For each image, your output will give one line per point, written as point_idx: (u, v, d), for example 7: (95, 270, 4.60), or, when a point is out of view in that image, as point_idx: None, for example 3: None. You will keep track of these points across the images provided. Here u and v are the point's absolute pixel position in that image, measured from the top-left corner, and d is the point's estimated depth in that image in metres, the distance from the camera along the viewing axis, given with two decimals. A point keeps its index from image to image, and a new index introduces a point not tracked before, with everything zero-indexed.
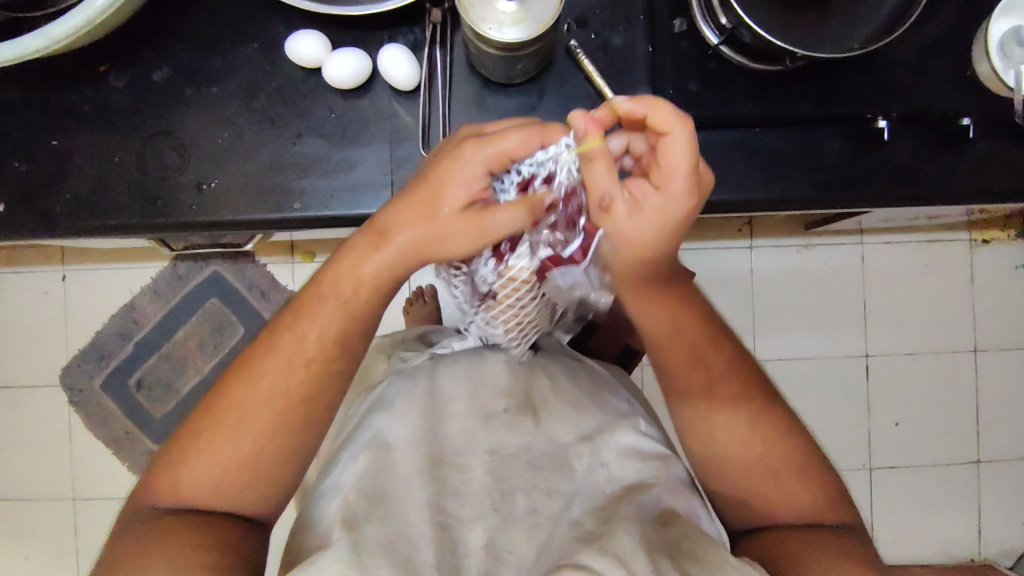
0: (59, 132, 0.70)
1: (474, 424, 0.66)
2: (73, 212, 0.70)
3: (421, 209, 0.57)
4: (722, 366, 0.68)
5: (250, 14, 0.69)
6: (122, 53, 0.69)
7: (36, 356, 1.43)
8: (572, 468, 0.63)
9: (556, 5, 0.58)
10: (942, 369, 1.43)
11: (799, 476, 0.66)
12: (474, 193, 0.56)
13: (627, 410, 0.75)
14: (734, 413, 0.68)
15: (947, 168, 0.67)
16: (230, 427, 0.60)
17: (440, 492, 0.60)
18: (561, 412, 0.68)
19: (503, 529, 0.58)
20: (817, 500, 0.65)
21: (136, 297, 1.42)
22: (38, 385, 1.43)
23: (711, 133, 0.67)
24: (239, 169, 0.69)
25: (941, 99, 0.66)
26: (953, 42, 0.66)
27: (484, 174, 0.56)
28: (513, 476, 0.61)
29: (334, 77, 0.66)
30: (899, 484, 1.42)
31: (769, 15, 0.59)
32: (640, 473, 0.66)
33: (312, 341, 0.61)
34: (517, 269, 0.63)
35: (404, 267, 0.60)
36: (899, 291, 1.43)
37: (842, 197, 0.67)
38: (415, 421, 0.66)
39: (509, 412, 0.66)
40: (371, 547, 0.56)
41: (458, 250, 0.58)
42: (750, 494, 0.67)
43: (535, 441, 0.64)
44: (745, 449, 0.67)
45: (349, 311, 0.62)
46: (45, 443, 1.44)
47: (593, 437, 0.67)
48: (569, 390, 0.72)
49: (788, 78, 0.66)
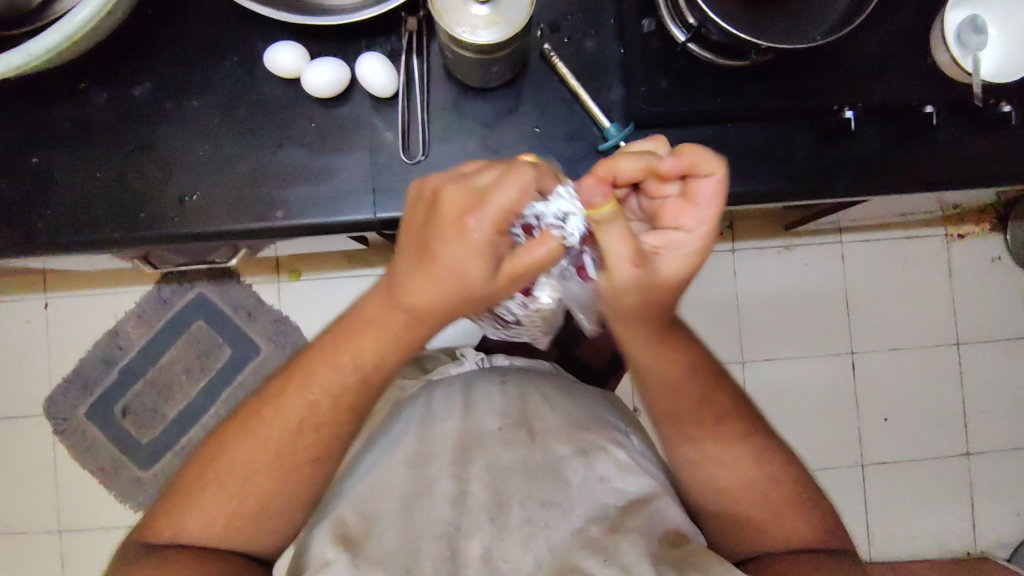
0: (40, 150, 0.70)
1: (472, 441, 0.67)
2: (53, 228, 0.69)
3: (442, 290, 0.51)
4: (715, 400, 0.68)
5: (229, 28, 0.70)
6: (102, 71, 0.70)
7: (20, 386, 1.41)
8: (567, 480, 0.64)
9: (527, 7, 0.60)
10: (927, 362, 1.45)
11: (786, 510, 0.65)
12: (493, 263, 0.50)
13: (622, 429, 0.76)
14: (722, 446, 0.67)
15: (913, 155, 0.69)
16: (248, 471, 0.62)
17: (443, 511, 0.62)
18: (555, 424, 0.69)
19: (500, 539, 0.60)
20: (810, 530, 0.65)
21: (120, 323, 1.41)
22: (22, 415, 1.41)
23: (683, 131, 0.69)
24: (221, 180, 0.70)
25: (904, 88, 0.68)
26: (912, 34, 0.68)
27: (494, 238, 0.49)
28: (508, 487, 0.63)
29: (315, 87, 0.67)
30: (892, 479, 1.43)
31: (732, 9, 0.61)
32: (645, 488, 0.66)
33: (326, 390, 0.59)
34: (544, 304, 0.63)
35: (425, 326, 0.56)
36: (880, 288, 1.45)
37: (814, 189, 0.69)
38: (417, 446, 0.68)
39: (503, 430, 0.67)
40: (370, 560, 0.59)
41: (494, 301, 0.55)
42: (741, 525, 0.66)
43: (530, 454, 0.65)
44: (735, 483, 0.66)
45: (360, 372, 0.59)
46: (30, 474, 1.41)
47: (588, 451, 0.67)
48: (561, 402, 0.74)
49: (753, 74, 0.67)
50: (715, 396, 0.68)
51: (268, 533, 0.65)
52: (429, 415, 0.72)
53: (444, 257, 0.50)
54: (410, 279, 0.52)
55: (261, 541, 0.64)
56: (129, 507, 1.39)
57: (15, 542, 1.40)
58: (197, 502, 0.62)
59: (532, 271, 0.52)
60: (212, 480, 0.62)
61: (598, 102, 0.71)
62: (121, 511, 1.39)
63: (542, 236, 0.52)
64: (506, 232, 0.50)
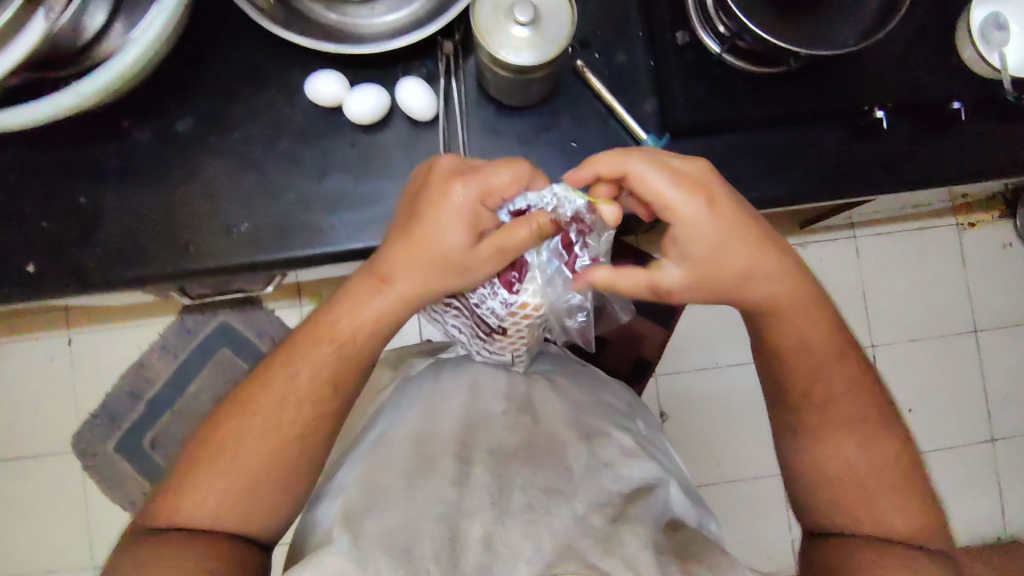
0: (87, 190, 0.71)
1: (475, 420, 0.70)
2: (104, 265, 0.71)
3: (426, 254, 0.60)
4: (841, 377, 0.66)
5: (267, 59, 0.71)
6: (145, 107, 0.71)
7: (45, 423, 1.41)
8: (573, 466, 0.64)
9: (567, 26, 0.61)
10: (946, 351, 1.46)
11: (899, 494, 0.65)
12: (474, 230, 0.59)
13: (627, 415, 0.81)
14: (846, 422, 0.66)
15: (939, 150, 0.72)
16: (246, 441, 0.64)
17: (442, 490, 0.60)
18: (557, 412, 0.73)
19: (500, 522, 0.56)
20: (908, 520, 0.64)
21: (144, 355, 1.41)
22: (48, 453, 1.41)
23: (717, 138, 0.71)
24: (268, 209, 0.71)
25: (937, 85, 0.68)
26: (941, 30, 0.68)
27: (473, 206, 0.58)
28: (511, 471, 0.62)
29: (355, 112, 0.69)
30: (920, 469, 1.44)
31: (766, 18, 0.63)
32: (648, 477, 0.67)
33: (323, 359, 0.64)
34: (529, 300, 0.67)
35: (413, 297, 0.63)
36: (895, 280, 1.47)
37: (844, 186, 0.72)
38: (419, 425, 0.70)
39: (507, 415, 0.71)
40: (371, 539, 0.55)
41: (477, 275, 0.62)
42: (846, 499, 0.65)
43: (534, 438, 0.67)
44: (852, 458, 0.66)
45: (352, 337, 0.64)
46: (59, 511, 1.41)
47: (593, 439, 0.69)
48: (565, 394, 0.78)
49: (788, 78, 0.68)
50: (842, 368, 0.66)
51: (260, 519, 0.64)
52: (436, 395, 0.76)
53: (431, 237, 0.59)
54: (396, 253, 0.60)
55: (251, 525, 0.64)
56: None
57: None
58: (200, 491, 0.62)
59: (513, 247, 0.60)
60: (214, 460, 0.63)
61: (633, 114, 0.72)
62: None
63: (522, 219, 0.59)
64: (490, 208, 0.60)
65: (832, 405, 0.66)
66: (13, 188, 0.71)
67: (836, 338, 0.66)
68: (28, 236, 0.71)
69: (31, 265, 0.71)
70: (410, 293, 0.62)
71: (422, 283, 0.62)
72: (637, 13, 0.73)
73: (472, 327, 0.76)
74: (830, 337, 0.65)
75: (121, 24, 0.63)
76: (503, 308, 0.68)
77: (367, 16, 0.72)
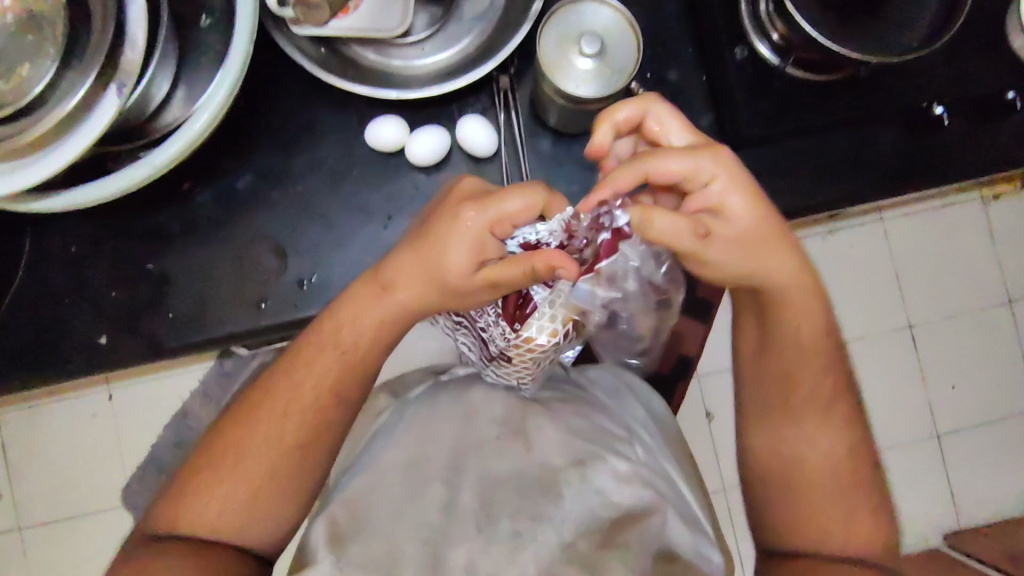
0: (154, 255, 0.71)
1: (471, 459, 0.65)
2: (178, 330, 0.70)
3: (425, 268, 0.55)
4: (813, 397, 0.63)
5: (322, 110, 0.71)
6: (203, 169, 0.70)
7: (85, 483, 1.36)
8: (560, 494, 0.62)
9: (634, 54, 0.62)
10: (989, 324, 1.42)
11: (844, 503, 0.62)
12: (479, 257, 0.54)
13: (624, 435, 0.70)
14: (817, 434, 0.63)
15: (996, 140, 0.72)
16: (251, 463, 0.59)
17: (431, 518, 0.60)
18: (552, 433, 0.67)
19: (487, 547, 0.58)
20: (871, 536, 0.62)
21: (186, 403, 1.34)
22: (91, 513, 1.35)
23: (779, 145, 0.70)
24: (337, 259, 0.71)
25: (991, 76, 0.69)
26: (990, 25, 0.69)
27: (487, 235, 0.53)
28: (499, 503, 0.61)
29: (418, 155, 0.69)
30: (972, 446, 1.41)
31: (828, 28, 0.63)
32: (645, 499, 0.61)
33: (322, 377, 0.60)
34: (536, 335, 0.63)
35: (414, 313, 0.59)
36: (930, 256, 1.41)
37: (905, 183, 0.72)
38: (412, 456, 0.66)
39: (499, 439, 0.67)
40: (356, 562, 0.55)
41: (475, 299, 0.57)
42: (796, 512, 0.63)
43: (525, 468, 0.64)
44: (822, 453, 0.63)
45: (356, 351, 0.60)
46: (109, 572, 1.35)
47: (586, 461, 0.64)
48: (566, 408, 0.72)
49: (849, 82, 0.68)
50: (824, 381, 0.63)
51: (248, 532, 0.59)
52: (433, 418, 0.70)
53: (432, 246, 0.54)
54: (399, 263, 0.56)
55: (233, 529, 0.59)
56: None
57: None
58: (204, 495, 0.59)
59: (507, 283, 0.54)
60: (213, 472, 0.59)
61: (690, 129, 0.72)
62: None
63: (524, 257, 0.53)
64: (500, 238, 0.54)
65: (799, 413, 0.63)
66: (79, 259, 0.71)
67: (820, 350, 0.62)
68: (97, 307, 0.71)
69: (104, 337, 0.70)
70: (410, 310, 0.58)
71: (423, 296, 0.57)
72: (686, 29, 0.72)
73: (484, 345, 0.72)
74: (819, 342, 0.62)
75: (182, 92, 0.64)
76: (507, 340, 0.65)
77: (415, 56, 0.73)
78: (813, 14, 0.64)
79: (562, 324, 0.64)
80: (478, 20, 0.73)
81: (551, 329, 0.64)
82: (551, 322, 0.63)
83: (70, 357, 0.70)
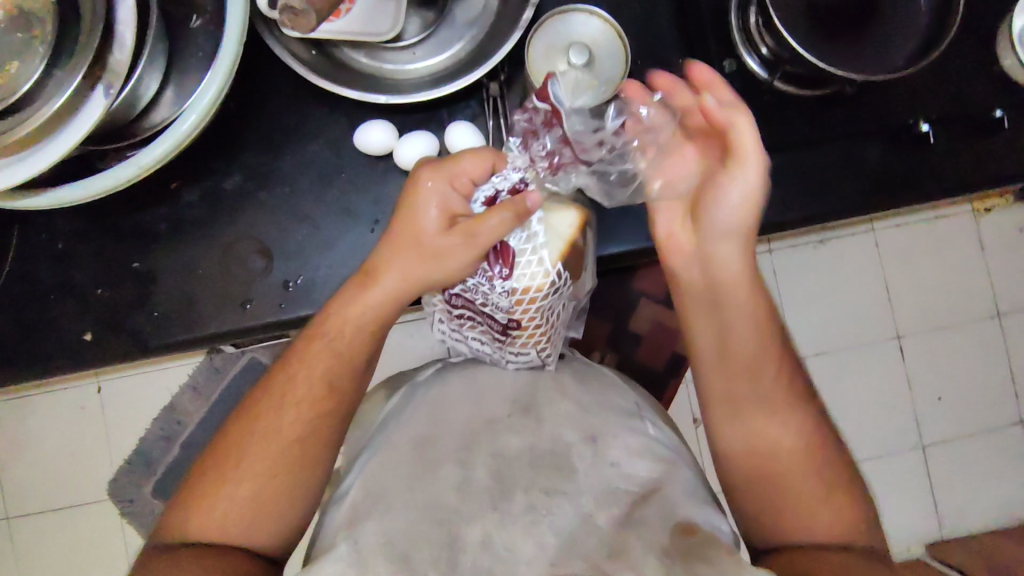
0: (140, 254, 0.71)
1: (481, 431, 0.62)
2: (162, 328, 0.70)
3: (409, 253, 0.59)
4: (775, 387, 0.61)
5: (312, 112, 0.71)
6: (192, 169, 0.71)
7: (71, 474, 1.35)
8: (574, 469, 0.58)
9: (622, 66, 0.64)
10: (976, 337, 1.42)
11: (812, 499, 0.58)
12: (444, 215, 0.58)
13: (636, 411, 0.69)
14: (783, 428, 0.60)
15: (982, 155, 0.71)
16: (251, 467, 0.58)
17: (445, 495, 0.56)
18: (564, 407, 0.65)
19: (503, 527, 0.54)
20: (842, 519, 0.57)
21: (175, 398, 1.33)
22: (77, 505, 1.35)
23: (765, 158, 0.70)
24: (323, 261, 0.71)
25: (973, 98, 0.71)
26: (975, 46, 0.71)
27: (445, 191, 0.57)
28: (515, 475, 0.57)
29: (406, 158, 0.69)
30: (953, 457, 1.41)
31: (815, 42, 0.64)
32: (655, 471, 0.59)
33: (325, 348, 0.61)
34: (531, 283, 0.58)
35: (400, 291, 0.60)
36: (920, 268, 1.41)
37: (893, 196, 0.71)
38: (426, 437, 0.63)
39: (511, 417, 0.63)
40: (370, 548, 0.52)
41: (458, 266, 0.58)
42: (767, 510, 0.59)
43: (539, 443, 0.60)
44: (788, 444, 0.60)
45: (343, 337, 0.61)
46: (99, 559, 1.35)
47: (597, 436, 0.61)
48: (578, 385, 0.70)
49: (834, 100, 0.70)
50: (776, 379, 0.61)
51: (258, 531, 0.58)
52: (440, 405, 0.67)
53: (408, 230, 0.59)
54: (384, 255, 0.60)
55: (242, 529, 0.57)
56: None
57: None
58: (210, 499, 0.57)
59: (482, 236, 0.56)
60: (216, 475, 0.58)
61: None
62: None
63: (496, 207, 0.55)
64: (460, 192, 0.58)
65: (753, 415, 0.61)
66: (66, 256, 0.71)
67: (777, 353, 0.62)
68: (82, 304, 0.71)
69: (87, 334, 0.70)
70: (395, 288, 0.60)
71: (404, 270, 0.59)
72: (677, 40, 0.72)
73: (489, 332, 0.66)
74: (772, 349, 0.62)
75: (171, 91, 0.64)
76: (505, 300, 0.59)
77: (406, 61, 0.73)
78: (801, 27, 0.64)
79: (552, 263, 0.58)
80: (470, 26, 0.73)
81: (544, 271, 0.57)
82: (540, 263, 0.57)
83: (54, 353, 0.70)
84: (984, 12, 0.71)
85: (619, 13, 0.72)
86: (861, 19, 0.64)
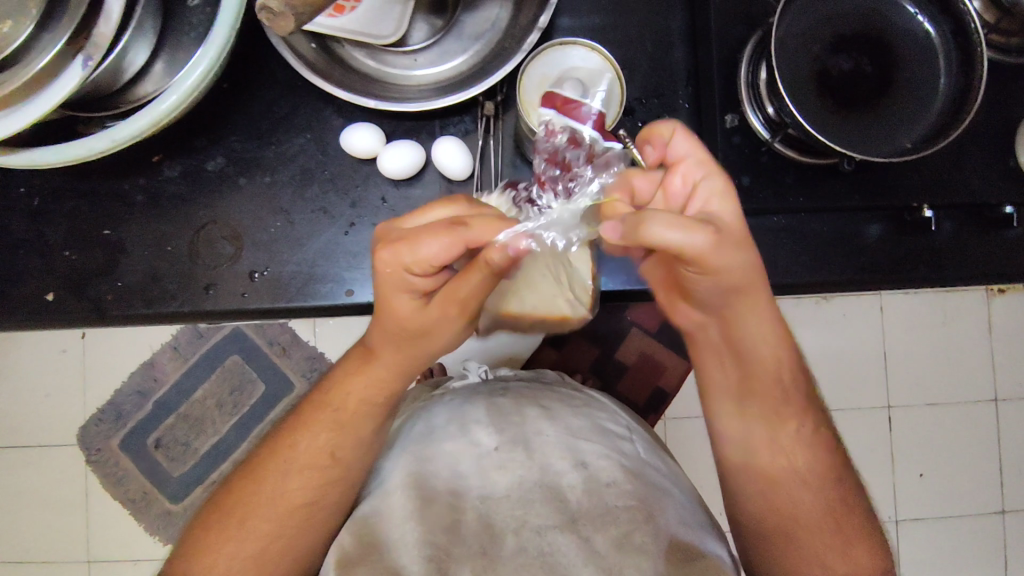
0: (112, 223, 0.70)
1: (468, 464, 0.56)
2: (123, 300, 0.70)
3: (451, 246, 0.44)
4: (806, 443, 0.53)
5: (305, 105, 0.70)
6: (178, 144, 0.70)
7: (24, 416, 1.23)
8: (567, 500, 0.53)
9: (618, 106, 0.66)
10: (976, 419, 1.20)
11: (846, 540, 0.53)
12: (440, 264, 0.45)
13: (626, 434, 0.63)
14: (785, 440, 0.52)
15: (988, 247, 0.69)
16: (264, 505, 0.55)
17: (434, 535, 0.51)
18: (551, 435, 0.58)
19: (492, 569, 0.49)
20: (877, 555, 0.53)
21: (154, 355, 1.21)
22: (15, 448, 1.24)
23: (758, 219, 0.68)
24: (292, 257, 0.70)
25: (986, 187, 0.68)
26: (990, 137, 0.68)
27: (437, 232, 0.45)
28: (502, 516, 0.52)
29: (388, 168, 0.68)
30: (927, 541, 1.20)
31: (821, 115, 0.63)
32: (649, 496, 0.54)
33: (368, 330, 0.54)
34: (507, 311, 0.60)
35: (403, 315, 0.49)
36: (929, 341, 1.19)
37: (887, 281, 0.69)
38: (416, 471, 0.56)
39: (498, 450, 0.57)
40: None
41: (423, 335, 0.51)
42: (822, 541, 0.53)
43: (528, 475, 0.55)
44: (802, 468, 0.53)
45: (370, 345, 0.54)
46: (32, 507, 1.24)
47: (588, 463, 0.56)
48: (566, 412, 0.63)
49: (837, 172, 0.68)
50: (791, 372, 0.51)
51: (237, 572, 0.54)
52: (426, 433, 0.61)
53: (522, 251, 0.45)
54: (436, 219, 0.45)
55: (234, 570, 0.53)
56: (140, 537, 1.23)
57: (28, 571, 1.24)
58: (210, 554, 0.54)
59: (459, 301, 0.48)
60: (217, 530, 0.55)
61: None
62: (129, 543, 1.23)
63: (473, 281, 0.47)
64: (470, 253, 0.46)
65: (789, 431, 0.52)
66: (40, 214, 0.70)
67: (790, 414, 0.52)
68: (49, 264, 0.70)
69: (49, 295, 0.70)
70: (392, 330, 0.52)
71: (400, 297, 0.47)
72: (684, 84, 0.70)
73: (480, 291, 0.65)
74: (792, 402, 0.52)
75: (160, 64, 0.63)
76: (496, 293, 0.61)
77: (408, 66, 0.72)
78: (810, 94, 0.63)
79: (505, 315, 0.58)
80: (476, 39, 0.71)
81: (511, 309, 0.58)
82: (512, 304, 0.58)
83: (15, 308, 0.70)
84: (1003, 104, 0.69)
85: (628, 49, 0.70)
86: (870, 98, 0.63)
